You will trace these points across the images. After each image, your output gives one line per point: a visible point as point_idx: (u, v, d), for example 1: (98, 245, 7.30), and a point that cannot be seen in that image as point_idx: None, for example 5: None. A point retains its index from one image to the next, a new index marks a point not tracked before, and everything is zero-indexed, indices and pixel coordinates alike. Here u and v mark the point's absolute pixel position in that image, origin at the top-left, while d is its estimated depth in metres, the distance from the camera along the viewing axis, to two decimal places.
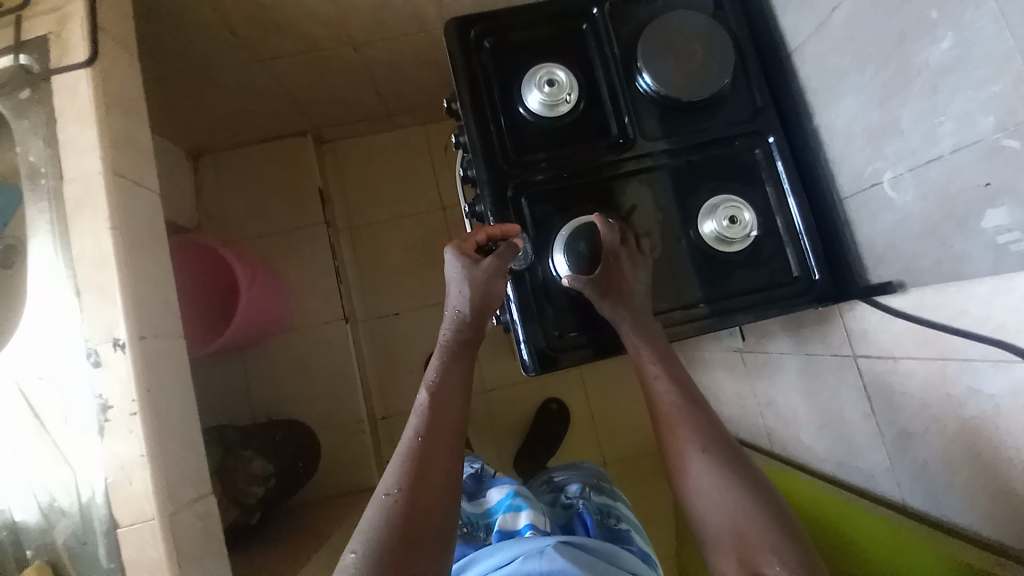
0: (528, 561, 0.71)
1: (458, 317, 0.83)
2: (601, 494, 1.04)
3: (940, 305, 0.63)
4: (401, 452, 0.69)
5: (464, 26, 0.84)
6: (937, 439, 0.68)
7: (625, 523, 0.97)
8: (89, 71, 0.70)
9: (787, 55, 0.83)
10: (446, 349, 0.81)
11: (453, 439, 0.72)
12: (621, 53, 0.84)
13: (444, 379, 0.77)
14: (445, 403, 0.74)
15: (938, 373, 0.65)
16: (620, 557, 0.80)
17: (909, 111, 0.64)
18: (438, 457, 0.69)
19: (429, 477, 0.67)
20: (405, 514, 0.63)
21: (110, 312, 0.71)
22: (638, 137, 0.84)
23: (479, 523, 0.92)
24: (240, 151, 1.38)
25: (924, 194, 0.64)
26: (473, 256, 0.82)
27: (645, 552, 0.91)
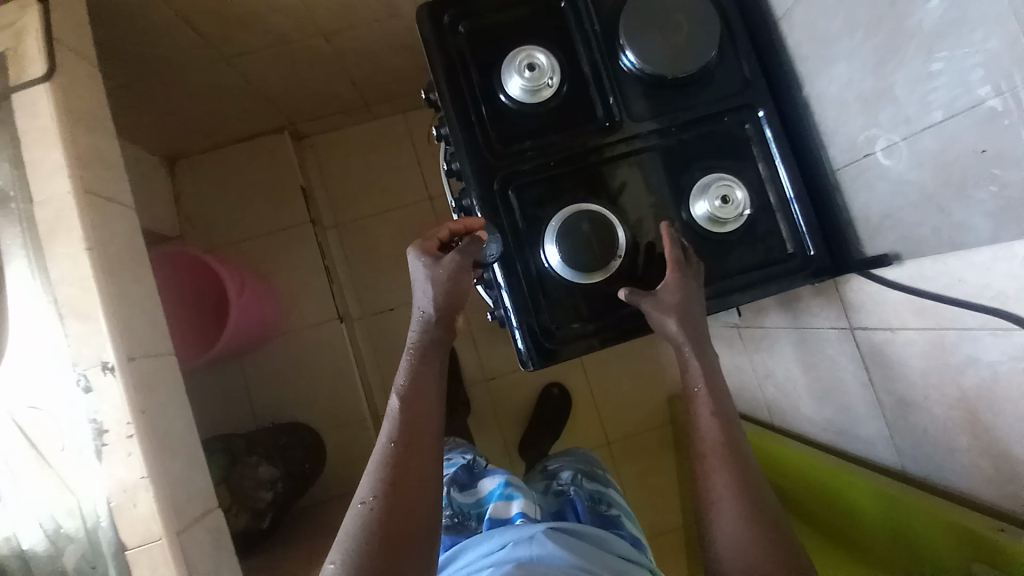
0: (518, 546, 0.67)
1: (426, 318, 0.69)
2: (592, 481, 0.97)
3: (936, 276, 0.61)
4: (376, 458, 0.60)
5: (435, 10, 0.74)
6: (937, 406, 0.66)
7: (617, 509, 0.90)
8: (46, 85, 0.69)
9: (775, 24, 0.75)
10: (415, 348, 0.68)
11: (430, 440, 0.62)
12: (602, 29, 0.75)
13: (417, 377, 0.66)
14: (419, 404, 0.64)
15: (937, 342, 0.63)
16: (608, 541, 0.75)
17: (902, 76, 0.59)
18: (416, 465, 0.60)
19: (410, 484, 0.59)
20: (382, 525, 0.56)
21: (95, 337, 0.65)
22: (625, 118, 0.75)
23: (469, 512, 0.85)
24: (221, 153, 1.43)
25: (920, 161, 0.59)
26: (436, 254, 0.70)
27: (636, 538, 0.86)
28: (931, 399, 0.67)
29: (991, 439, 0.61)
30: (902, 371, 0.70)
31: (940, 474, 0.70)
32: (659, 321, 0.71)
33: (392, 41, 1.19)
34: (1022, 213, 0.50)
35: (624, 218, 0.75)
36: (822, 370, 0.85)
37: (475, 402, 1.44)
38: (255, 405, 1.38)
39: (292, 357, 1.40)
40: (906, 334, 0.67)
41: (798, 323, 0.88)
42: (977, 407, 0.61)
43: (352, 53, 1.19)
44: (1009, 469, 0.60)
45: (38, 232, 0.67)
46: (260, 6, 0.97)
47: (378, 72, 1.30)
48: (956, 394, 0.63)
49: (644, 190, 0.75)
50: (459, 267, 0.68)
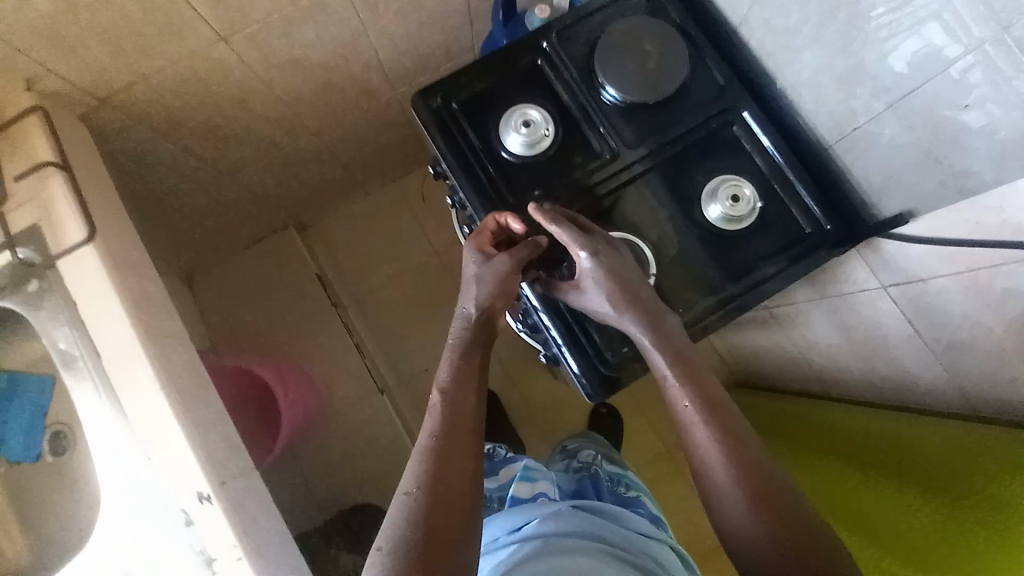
0: (544, 523, 0.78)
1: (467, 315, 0.73)
2: (612, 463, 1.10)
3: (958, 220, 0.63)
4: (420, 450, 0.64)
5: (428, 94, 0.80)
6: (990, 342, 0.68)
7: (635, 490, 1.02)
8: (90, 245, 0.74)
9: (735, 29, 0.80)
10: (457, 345, 0.72)
11: (472, 438, 0.66)
12: (579, 72, 0.81)
13: (455, 375, 0.70)
14: (462, 399, 0.68)
15: (972, 283, 0.66)
16: (627, 519, 0.84)
17: (871, 53, 0.64)
18: (457, 456, 0.64)
19: (451, 475, 0.62)
20: (426, 514, 0.59)
21: (185, 469, 0.68)
22: (621, 146, 0.79)
23: (493, 495, 0.97)
24: (233, 261, 1.48)
25: (908, 124, 0.64)
26: (489, 252, 0.74)
27: (654, 515, 0.96)
28: (980, 333, 0.69)
29: None
30: (943, 312, 0.72)
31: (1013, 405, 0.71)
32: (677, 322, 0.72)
33: (370, 118, 1.26)
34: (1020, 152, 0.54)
35: (646, 239, 0.78)
36: (863, 332, 0.88)
37: (528, 442, 1.44)
38: (315, 495, 1.36)
39: (341, 440, 1.40)
40: (940, 280, 0.69)
41: (828, 293, 0.90)
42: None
43: (336, 138, 1.26)
44: None
45: (113, 383, 0.70)
46: (248, 116, 1.06)
47: (365, 149, 1.37)
48: (1001, 322, 0.65)
49: (657, 206, 0.79)
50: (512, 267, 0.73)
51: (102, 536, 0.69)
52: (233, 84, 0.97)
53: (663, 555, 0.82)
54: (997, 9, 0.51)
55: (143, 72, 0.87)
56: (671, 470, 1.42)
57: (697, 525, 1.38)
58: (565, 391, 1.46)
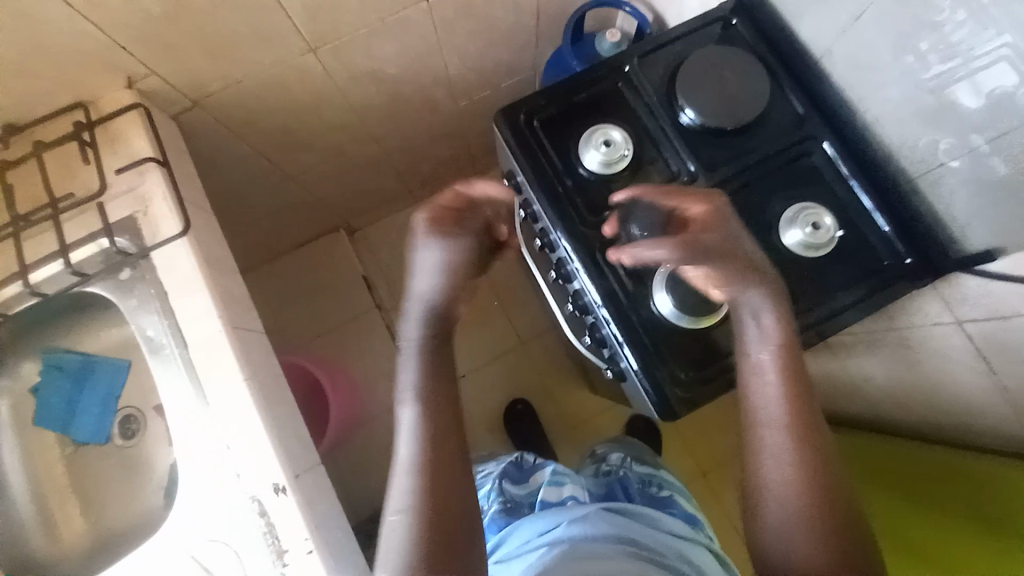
0: (572, 526, 0.80)
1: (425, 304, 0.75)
2: (643, 465, 1.12)
3: None
4: (402, 469, 0.68)
5: (511, 110, 0.82)
6: None
7: (667, 490, 1.04)
8: (183, 238, 0.77)
9: (816, 60, 0.81)
10: (419, 355, 0.74)
11: (453, 445, 0.70)
12: (659, 96, 0.82)
13: (425, 387, 0.72)
14: (436, 411, 0.71)
15: None
16: (659, 520, 0.88)
17: (965, 91, 0.62)
18: (437, 472, 0.67)
19: (442, 486, 0.67)
20: (424, 528, 0.64)
21: (262, 460, 0.70)
22: (699, 169, 0.80)
23: (523, 501, 0.99)
24: (284, 260, 1.52)
25: (1003, 164, 0.62)
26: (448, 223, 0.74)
27: (688, 515, 0.99)
28: None
29: None
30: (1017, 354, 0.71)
31: None
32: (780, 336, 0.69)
33: (431, 129, 1.30)
34: None
35: None
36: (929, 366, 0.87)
37: (562, 456, 1.43)
38: (352, 496, 1.37)
39: (380, 441, 1.41)
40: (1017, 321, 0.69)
41: (896, 323, 0.90)
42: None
43: (397, 146, 1.30)
44: None
45: (197, 372, 0.73)
46: (320, 123, 1.11)
47: (422, 158, 1.40)
48: None
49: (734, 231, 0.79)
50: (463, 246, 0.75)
51: (178, 521, 0.71)
52: (312, 90, 1.01)
53: (696, 553, 0.86)
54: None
55: (235, 77, 0.91)
56: (708, 493, 1.40)
57: (734, 554, 1.35)
58: (603, 406, 1.46)
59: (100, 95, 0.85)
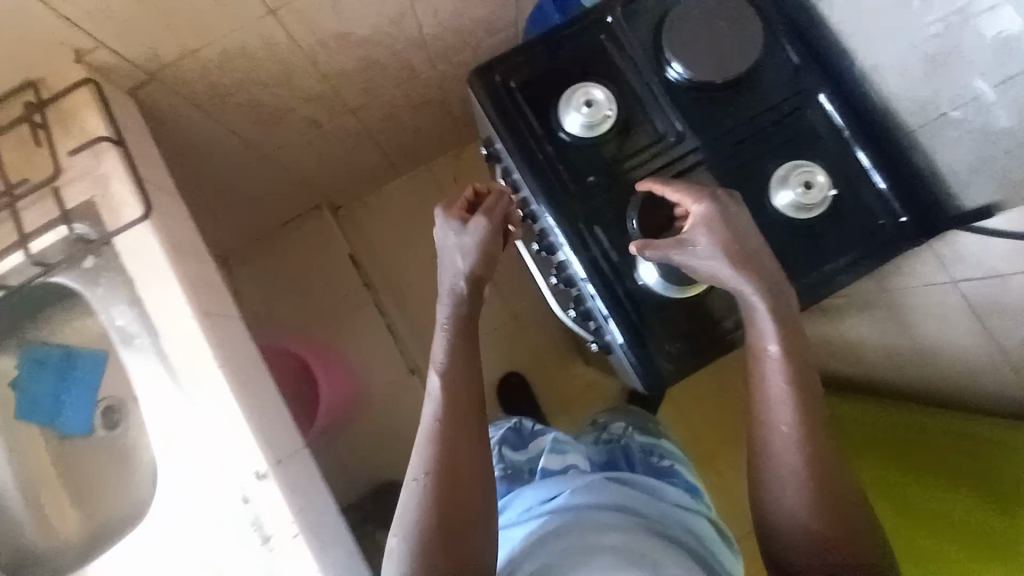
0: (578, 494, 0.78)
1: (455, 291, 0.76)
2: (644, 433, 1.07)
3: None
4: (426, 434, 0.71)
5: (486, 72, 0.77)
6: None
7: (669, 459, 1.00)
8: (146, 222, 0.73)
9: (813, 4, 0.75)
10: (447, 329, 0.76)
11: (470, 418, 0.72)
12: (644, 50, 0.76)
13: (451, 359, 0.74)
14: (456, 385, 0.73)
15: None
16: (662, 490, 0.85)
17: (985, 27, 0.57)
18: (459, 437, 0.70)
19: (459, 459, 0.69)
20: (438, 496, 0.66)
21: (242, 447, 0.69)
22: (687, 129, 0.75)
23: (523, 467, 0.96)
24: (267, 241, 1.48)
25: (1020, 108, 0.57)
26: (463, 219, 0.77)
27: (690, 484, 0.96)
28: None
29: None
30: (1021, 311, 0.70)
31: None
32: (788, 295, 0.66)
33: (410, 96, 1.24)
34: None
35: None
36: (929, 324, 0.85)
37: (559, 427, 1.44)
38: (350, 473, 1.38)
39: (377, 419, 1.41)
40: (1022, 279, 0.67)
41: (890, 286, 0.87)
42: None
43: (377, 115, 1.25)
44: None
45: (169, 360, 0.70)
46: (294, 95, 1.06)
47: (404, 128, 1.35)
48: None
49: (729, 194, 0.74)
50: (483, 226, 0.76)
51: (169, 507, 0.71)
52: (279, 59, 0.96)
53: (697, 524, 0.83)
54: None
55: (195, 47, 0.86)
56: (704, 458, 1.41)
57: (731, 517, 1.36)
58: (599, 376, 1.45)
59: (49, 70, 0.79)
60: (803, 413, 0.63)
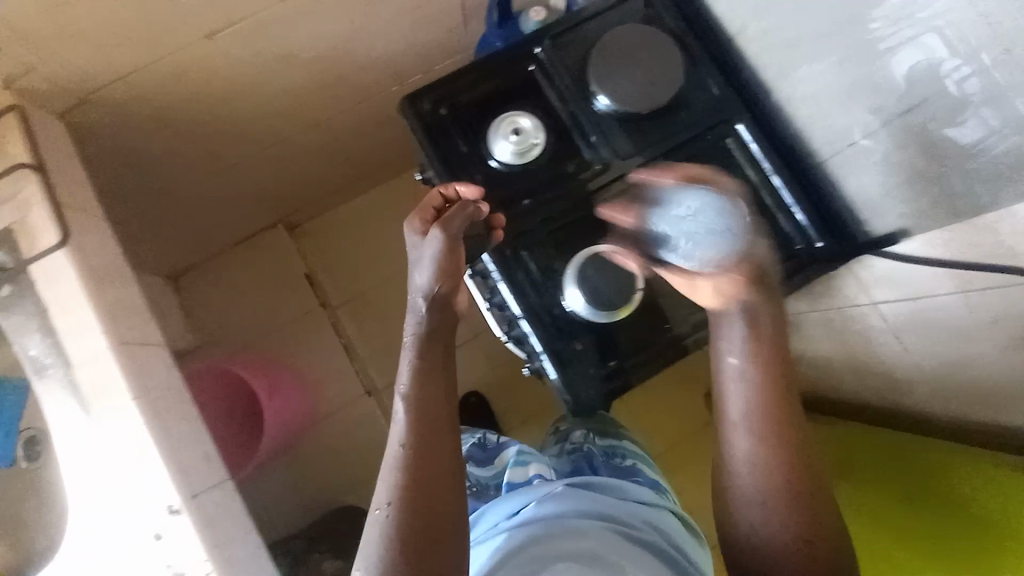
0: (543, 505, 0.77)
1: (418, 308, 0.70)
2: (605, 435, 1.08)
3: (974, 244, 0.60)
4: (391, 465, 0.62)
5: (417, 98, 0.77)
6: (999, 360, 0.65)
7: (631, 458, 1.02)
8: (63, 250, 0.72)
9: (730, 38, 0.78)
10: (415, 346, 0.69)
11: (444, 439, 0.64)
12: (572, 79, 0.78)
13: (418, 379, 0.67)
14: (428, 403, 0.65)
15: (973, 303, 0.63)
16: (625, 488, 0.85)
17: (867, 70, 0.62)
18: (431, 463, 0.62)
19: (428, 483, 0.61)
20: (405, 527, 0.58)
21: (153, 483, 0.69)
22: (613, 156, 0.77)
23: (489, 483, 0.96)
24: (220, 260, 1.43)
25: (902, 143, 0.62)
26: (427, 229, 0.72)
27: (653, 483, 0.97)
28: (973, 354, 0.68)
29: None
30: (933, 333, 0.72)
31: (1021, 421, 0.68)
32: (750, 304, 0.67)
33: (364, 119, 1.22)
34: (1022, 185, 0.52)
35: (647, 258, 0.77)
36: (855, 343, 0.88)
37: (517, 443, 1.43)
38: (303, 498, 1.34)
39: (331, 441, 1.37)
40: (928, 302, 0.69)
41: (822, 305, 0.90)
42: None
43: (331, 141, 1.21)
44: None
45: (82, 394, 0.70)
46: (240, 119, 1.03)
47: (362, 153, 1.32)
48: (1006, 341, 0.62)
49: None
50: (446, 240, 0.69)
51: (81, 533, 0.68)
52: (223, 87, 0.93)
53: (662, 520, 0.82)
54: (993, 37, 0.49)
55: (125, 73, 0.83)
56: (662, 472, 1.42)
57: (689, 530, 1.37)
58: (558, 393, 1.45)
59: None
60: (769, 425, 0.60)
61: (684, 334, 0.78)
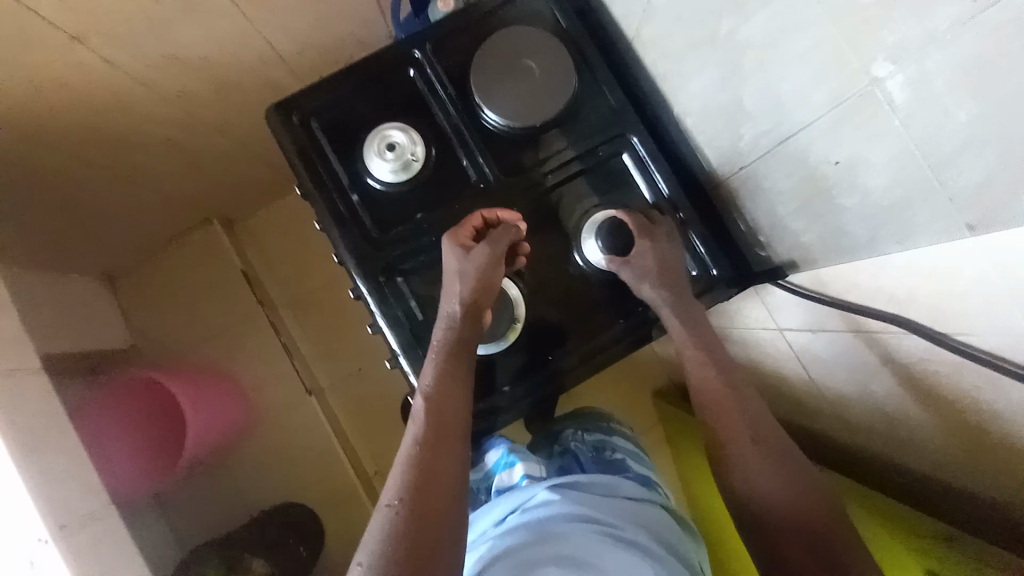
0: (527, 512, 0.77)
1: (451, 316, 0.67)
2: (595, 431, 1.06)
3: (858, 287, 0.55)
4: (403, 461, 0.59)
5: (286, 111, 0.72)
6: (898, 400, 0.61)
7: (621, 453, 1.01)
8: None
9: (629, 44, 0.72)
10: (442, 349, 0.66)
11: (456, 447, 0.61)
12: (457, 91, 0.73)
13: (442, 383, 0.64)
14: (446, 407, 0.62)
15: (862, 342, 0.60)
16: (616, 486, 0.84)
17: (748, 89, 0.57)
18: (441, 463, 0.58)
19: (438, 484, 0.57)
20: (412, 526, 0.53)
21: (16, 519, 0.67)
22: (498, 174, 0.72)
23: (479, 486, 0.96)
24: (152, 261, 1.37)
25: (788, 171, 0.57)
26: (469, 244, 0.68)
27: (644, 476, 0.95)
28: (869, 387, 0.64)
29: (975, 438, 0.53)
30: (832, 365, 0.68)
31: (925, 464, 0.64)
32: (697, 305, 0.69)
33: None
34: (913, 225, 0.45)
35: (539, 283, 0.74)
36: (770, 366, 0.84)
37: None
38: (244, 499, 1.32)
39: (272, 444, 1.34)
40: (823, 336, 0.66)
41: (737, 325, 0.86)
42: (928, 383, 0.54)
43: (254, 141, 1.15)
44: (993, 461, 0.53)
45: None
46: (138, 120, 0.94)
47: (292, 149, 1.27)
48: (898, 379, 0.58)
49: (539, 245, 0.73)
50: (492, 257, 0.67)
51: None
52: (109, 88, 0.85)
53: (656, 517, 0.82)
54: (871, 64, 0.44)
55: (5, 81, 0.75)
56: None
57: None
58: None
59: None
60: (761, 436, 0.59)
61: (635, 325, 0.74)
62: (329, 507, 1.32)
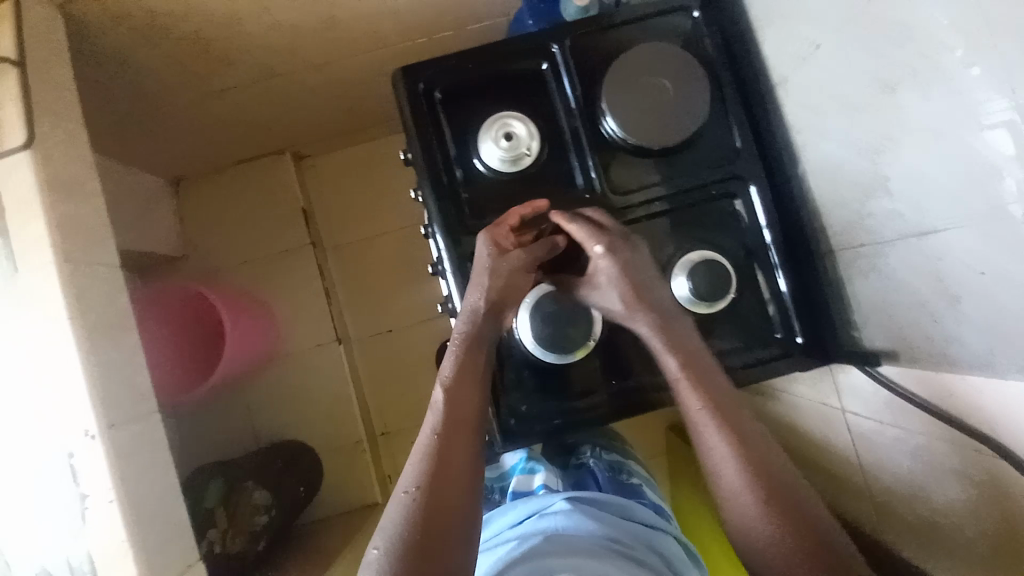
0: (543, 518, 0.78)
1: (475, 309, 0.68)
2: (612, 452, 1.07)
3: (958, 398, 0.55)
4: (419, 450, 0.61)
5: (410, 75, 0.71)
6: (962, 515, 0.60)
7: (637, 478, 1.01)
8: (26, 153, 0.71)
9: (771, 86, 0.70)
10: (461, 342, 0.67)
11: (470, 440, 0.63)
12: (585, 95, 0.71)
13: (459, 378, 0.65)
14: (462, 401, 0.64)
15: (944, 449, 0.59)
16: (631, 510, 0.84)
17: (899, 170, 0.54)
18: (456, 456, 0.61)
19: (451, 472, 0.59)
20: (424, 513, 0.56)
21: (72, 408, 0.70)
22: (607, 188, 0.71)
23: (493, 485, 0.97)
24: (217, 177, 1.38)
25: (915, 266, 0.55)
26: (507, 245, 0.69)
27: (657, 506, 0.95)
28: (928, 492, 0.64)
29: None
30: (889, 458, 0.68)
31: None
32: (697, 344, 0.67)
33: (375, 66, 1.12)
34: None
35: None
36: (813, 438, 0.84)
37: None
38: (255, 423, 1.36)
39: (292, 382, 1.37)
40: (894, 430, 0.66)
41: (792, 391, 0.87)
42: (1000, 506, 0.54)
43: (347, 84, 1.14)
44: None
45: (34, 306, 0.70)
46: (241, 44, 0.91)
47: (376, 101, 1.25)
48: (966, 495, 0.58)
49: None
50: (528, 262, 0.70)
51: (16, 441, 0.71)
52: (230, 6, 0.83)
53: (668, 546, 0.81)
54: None
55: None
56: None
57: None
58: None
59: None
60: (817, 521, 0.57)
61: None
62: (331, 454, 1.35)
